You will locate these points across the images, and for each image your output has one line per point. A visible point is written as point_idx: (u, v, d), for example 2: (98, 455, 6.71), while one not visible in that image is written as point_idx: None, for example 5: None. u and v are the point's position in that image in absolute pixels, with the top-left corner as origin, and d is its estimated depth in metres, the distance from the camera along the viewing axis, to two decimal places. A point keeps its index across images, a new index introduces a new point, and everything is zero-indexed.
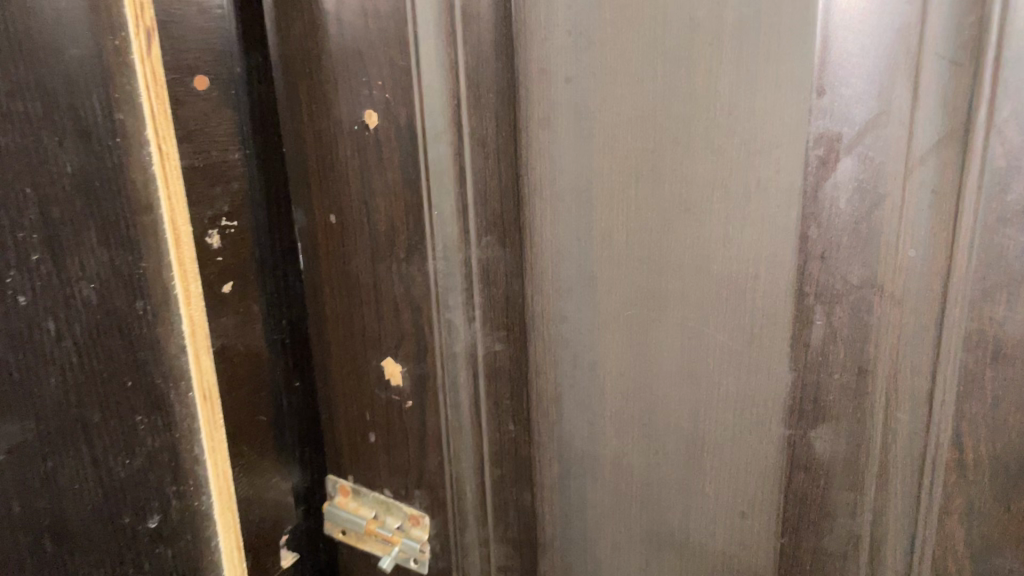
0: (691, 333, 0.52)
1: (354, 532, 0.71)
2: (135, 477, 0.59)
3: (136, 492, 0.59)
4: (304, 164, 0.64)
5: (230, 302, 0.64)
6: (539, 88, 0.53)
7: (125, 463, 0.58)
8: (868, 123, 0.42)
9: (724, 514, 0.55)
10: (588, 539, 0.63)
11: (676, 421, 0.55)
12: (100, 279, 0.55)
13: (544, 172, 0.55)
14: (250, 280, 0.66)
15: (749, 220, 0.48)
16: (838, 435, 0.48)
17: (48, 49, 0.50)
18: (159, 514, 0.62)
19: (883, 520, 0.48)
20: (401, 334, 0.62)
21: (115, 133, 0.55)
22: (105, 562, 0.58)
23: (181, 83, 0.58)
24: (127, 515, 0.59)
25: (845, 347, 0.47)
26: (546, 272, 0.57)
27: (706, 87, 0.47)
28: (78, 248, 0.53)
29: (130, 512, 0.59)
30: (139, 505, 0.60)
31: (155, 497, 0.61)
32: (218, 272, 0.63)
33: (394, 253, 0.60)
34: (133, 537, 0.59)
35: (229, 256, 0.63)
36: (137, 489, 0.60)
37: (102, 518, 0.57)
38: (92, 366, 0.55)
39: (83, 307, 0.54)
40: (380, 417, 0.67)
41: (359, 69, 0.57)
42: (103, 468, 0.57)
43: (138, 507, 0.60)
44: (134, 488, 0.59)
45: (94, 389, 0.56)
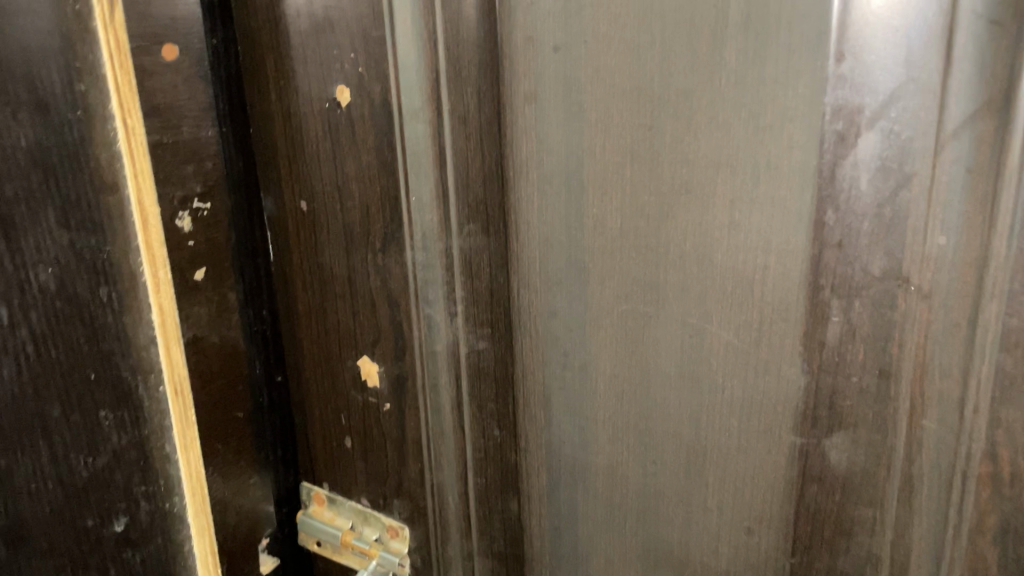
0: (691, 332, 0.47)
1: (329, 544, 0.66)
2: (100, 476, 0.56)
3: (100, 494, 0.56)
4: (271, 147, 0.58)
5: (206, 290, 0.59)
6: (524, 57, 0.48)
7: (89, 462, 0.55)
8: (892, 94, 0.37)
9: (729, 531, 0.50)
10: (578, 557, 0.57)
11: (675, 428, 0.50)
12: (59, 264, 0.51)
13: (530, 153, 0.49)
14: (227, 267, 0.60)
15: (757, 203, 0.43)
16: (856, 444, 0.43)
17: None
18: (127, 516, 0.58)
19: (905, 541, 0.44)
20: (378, 332, 0.57)
21: (76, 104, 0.50)
22: (66, 563, 0.55)
23: (147, 52, 0.52)
24: (92, 517, 0.55)
25: (865, 347, 0.42)
26: (533, 263, 0.52)
27: (709, 54, 0.42)
28: (34, 230, 0.50)
29: (94, 514, 0.56)
30: (105, 507, 0.56)
31: (122, 497, 0.57)
32: (191, 256, 0.57)
33: (371, 242, 0.55)
34: (96, 540, 0.56)
35: (204, 240, 0.58)
36: (102, 490, 0.56)
37: (62, 518, 0.54)
38: (51, 357, 0.52)
39: (39, 294, 0.51)
40: (356, 421, 0.62)
41: (330, 41, 0.51)
42: (63, 466, 0.54)
43: (103, 509, 0.56)
44: (99, 489, 0.56)
45: (53, 382, 0.52)
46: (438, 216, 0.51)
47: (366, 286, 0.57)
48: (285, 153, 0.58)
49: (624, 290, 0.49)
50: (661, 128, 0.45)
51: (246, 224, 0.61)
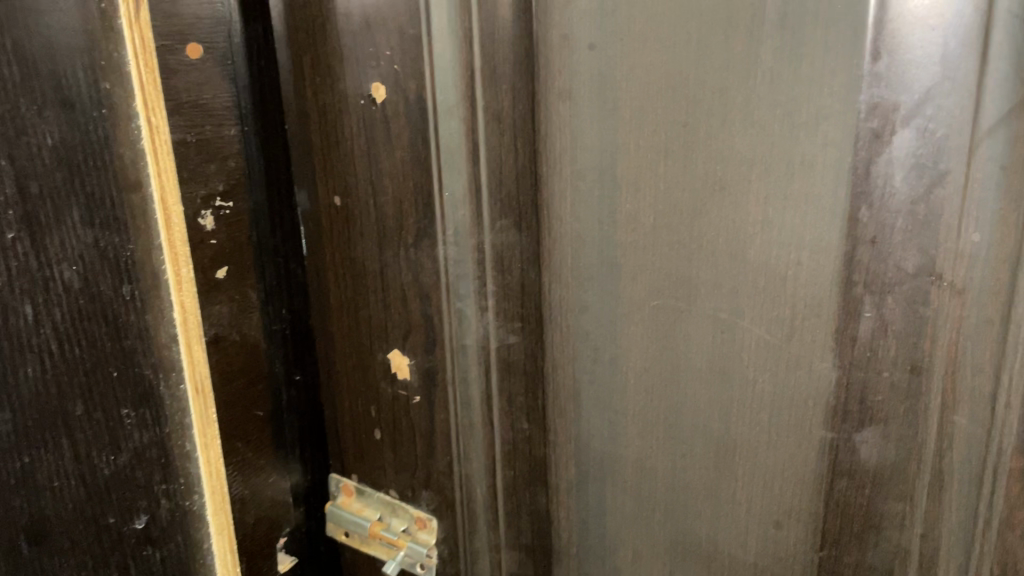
0: (723, 327, 0.48)
1: (356, 534, 0.67)
2: (121, 475, 0.55)
3: (121, 492, 0.55)
4: (308, 141, 0.59)
5: (225, 289, 0.60)
6: (560, 55, 0.48)
7: (110, 460, 0.55)
8: (928, 92, 0.38)
9: (758, 525, 0.50)
10: (605, 549, 0.58)
11: (705, 421, 0.50)
12: (83, 262, 0.51)
13: (564, 149, 0.50)
14: (246, 266, 0.61)
15: (791, 200, 0.43)
16: (886, 439, 0.44)
17: (26, 11, 0.46)
18: (147, 515, 0.58)
19: (935, 534, 0.44)
20: (408, 326, 0.58)
21: (100, 104, 0.50)
22: (87, 563, 0.55)
23: (172, 51, 0.54)
24: (113, 516, 0.55)
25: (897, 342, 0.42)
26: (565, 258, 0.52)
27: (746, 52, 0.42)
28: (59, 227, 0.49)
29: (114, 513, 0.55)
30: (125, 505, 0.56)
31: (143, 496, 0.57)
32: (212, 255, 0.59)
33: (401, 237, 0.56)
34: (117, 539, 0.56)
35: (225, 240, 0.59)
36: (122, 488, 0.56)
37: (84, 517, 0.54)
38: (74, 355, 0.52)
39: (64, 290, 0.50)
40: (385, 414, 0.62)
41: (365, 38, 0.52)
42: (85, 465, 0.53)
43: (123, 507, 0.56)
44: (120, 487, 0.55)
45: (76, 379, 0.52)
46: (470, 212, 0.51)
47: (397, 280, 0.57)
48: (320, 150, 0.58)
49: (653, 286, 0.50)
50: (696, 126, 0.45)
51: (273, 224, 0.62)
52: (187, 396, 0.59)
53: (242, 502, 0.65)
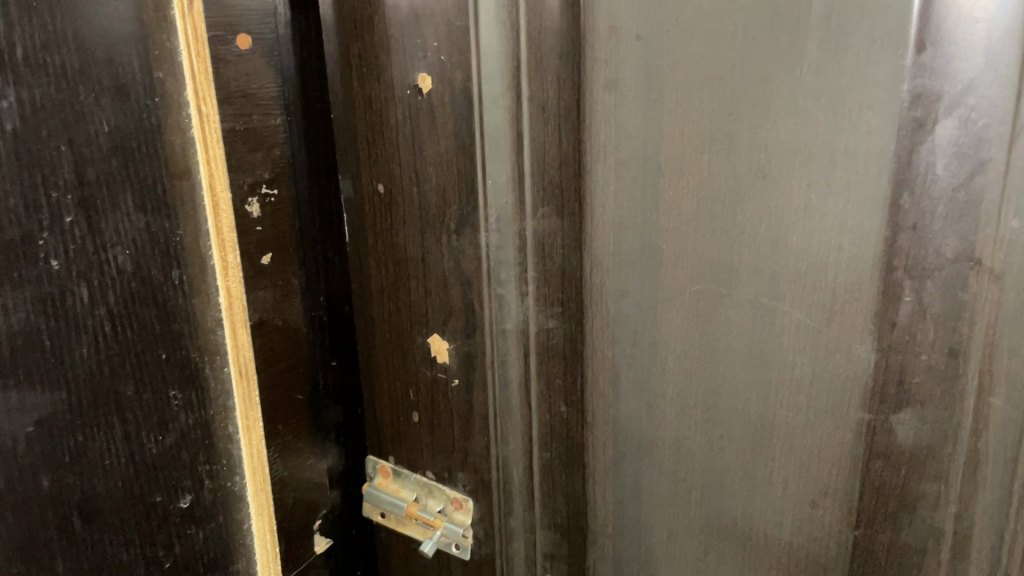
0: (764, 311, 0.49)
1: (394, 515, 0.68)
2: (168, 455, 0.57)
3: (167, 472, 0.57)
4: (351, 129, 0.61)
5: (268, 275, 0.61)
6: (607, 45, 0.50)
7: (158, 440, 0.56)
8: (971, 82, 0.39)
9: (794, 504, 0.52)
10: (642, 528, 0.59)
11: (743, 404, 0.52)
12: (135, 246, 0.52)
13: (608, 139, 0.52)
14: (288, 252, 0.63)
15: (833, 187, 0.45)
16: (922, 420, 0.45)
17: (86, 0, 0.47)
18: (192, 494, 0.59)
19: (969, 513, 0.45)
20: (449, 310, 0.59)
21: (153, 92, 0.52)
22: (135, 542, 0.56)
23: (222, 42, 0.55)
24: (160, 495, 0.57)
25: (935, 325, 0.43)
26: (607, 244, 0.54)
27: (791, 44, 0.44)
28: (113, 212, 0.51)
29: (161, 492, 0.57)
30: (171, 485, 0.57)
31: (187, 477, 0.58)
32: (256, 242, 0.60)
33: (444, 224, 0.57)
34: (163, 517, 0.57)
35: (268, 227, 0.61)
36: (168, 468, 0.57)
37: (133, 496, 0.55)
38: (126, 337, 0.53)
39: (117, 274, 0.52)
40: (424, 396, 0.64)
41: (413, 31, 0.54)
42: (134, 445, 0.54)
43: (170, 486, 0.57)
44: (166, 467, 0.57)
45: (127, 361, 0.53)
46: (514, 199, 0.53)
47: (439, 265, 0.59)
48: (363, 136, 0.60)
49: (691, 270, 0.51)
50: (740, 115, 0.46)
51: (309, 211, 0.63)
52: (231, 380, 0.60)
53: (283, 483, 0.66)
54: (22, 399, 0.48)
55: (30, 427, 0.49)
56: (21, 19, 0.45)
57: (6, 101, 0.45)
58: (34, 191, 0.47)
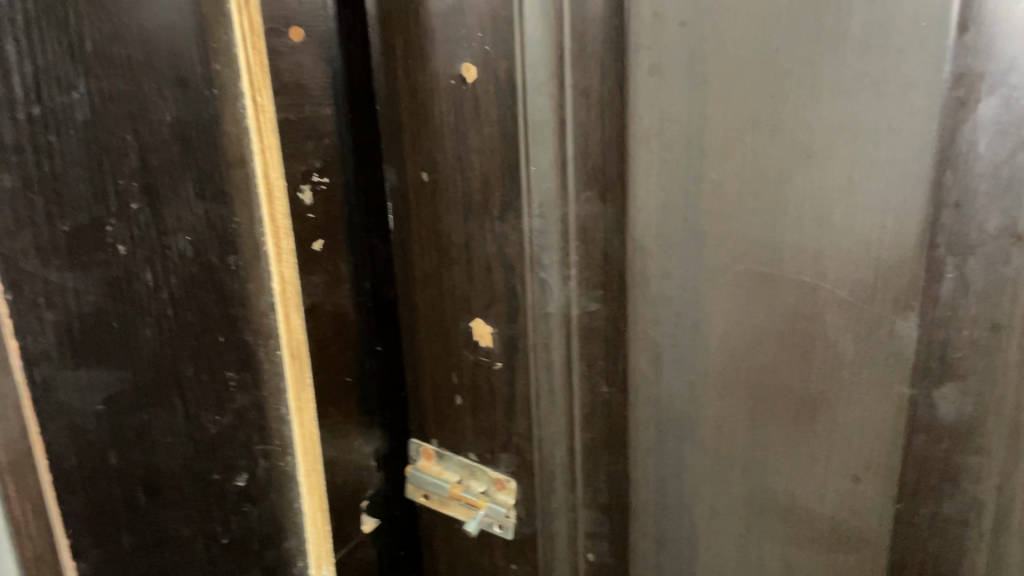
0: (806, 289, 0.50)
1: (436, 496, 0.70)
2: (226, 435, 0.58)
3: (225, 450, 0.58)
4: (396, 119, 0.62)
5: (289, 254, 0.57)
6: (652, 32, 0.51)
7: (216, 420, 0.57)
8: (1015, 60, 0.40)
9: (835, 480, 0.53)
10: (683, 504, 0.61)
11: (786, 381, 0.53)
12: (195, 232, 0.53)
13: (650, 121, 0.53)
14: (336, 235, 0.64)
15: (876, 165, 0.46)
16: (964, 395, 0.46)
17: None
18: (248, 474, 0.59)
19: (1011, 485, 0.47)
20: (492, 294, 0.61)
21: (212, 83, 0.51)
22: (193, 518, 0.58)
23: (277, 34, 0.57)
24: (217, 472, 0.58)
25: (977, 302, 0.44)
26: (650, 227, 0.56)
27: (835, 26, 0.45)
28: (174, 198, 0.52)
29: (220, 469, 0.58)
30: (228, 463, 0.58)
31: (244, 456, 0.59)
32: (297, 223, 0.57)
33: (488, 209, 0.59)
34: (221, 494, 0.58)
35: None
36: (227, 447, 0.58)
37: (192, 473, 0.57)
38: (186, 319, 0.54)
39: (177, 258, 0.53)
40: (466, 380, 0.65)
41: (456, 22, 0.55)
42: (194, 423, 0.56)
43: (227, 464, 0.58)
44: (224, 445, 0.58)
45: (187, 341, 0.55)
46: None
47: (484, 251, 0.60)
48: (409, 128, 0.61)
49: (733, 248, 0.53)
50: (784, 97, 0.48)
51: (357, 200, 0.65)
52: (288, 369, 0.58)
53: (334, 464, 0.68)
54: (90, 377, 0.52)
55: (99, 404, 0.53)
56: (91, 13, 0.47)
57: (77, 92, 0.48)
58: (102, 180, 0.50)
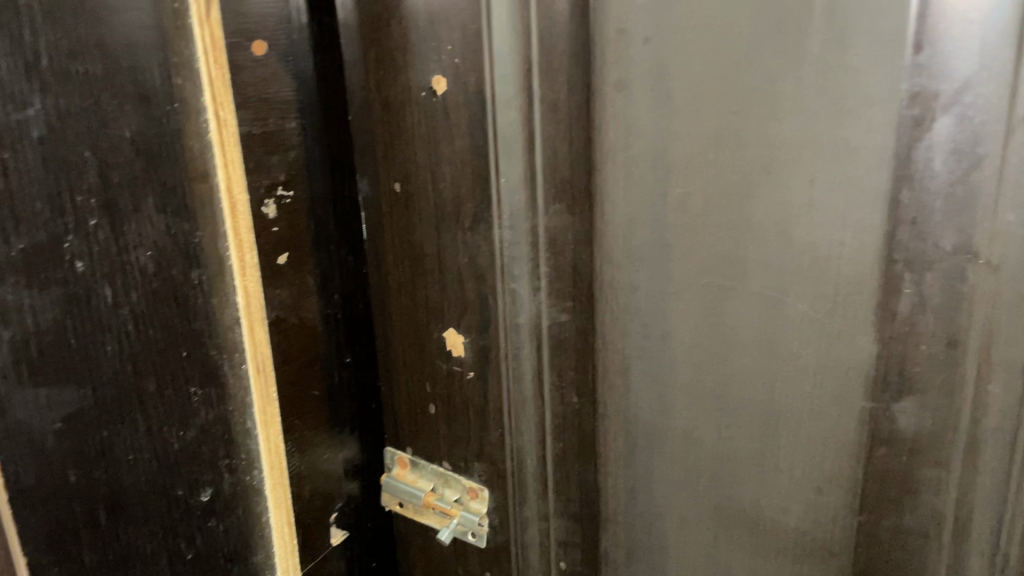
0: (770, 303, 0.51)
1: (411, 504, 0.70)
2: (189, 450, 0.56)
3: (190, 467, 0.56)
4: (369, 130, 0.61)
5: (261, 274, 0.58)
6: (615, 48, 0.51)
7: (180, 436, 0.55)
8: (966, 80, 0.41)
9: (800, 491, 0.53)
10: (653, 515, 0.61)
11: (750, 394, 0.53)
12: (157, 247, 0.52)
13: (618, 135, 0.53)
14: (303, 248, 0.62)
15: (836, 182, 0.46)
16: (923, 408, 0.47)
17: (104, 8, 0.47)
18: (212, 487, 0.58)
19: (969, 499, 0.47)
20: (464, 305, 0.60)
21: (173, 97, 0.51)
22: (158, 536, 0.55)
23: (240, 48, 0.54)
24: (182, 488, 0.56)
25: (934, 316, 0.45)
26: (616, 240, 0.55)
27: (795, 45, 0.45)
28: (135, 213, 0.50)
29: (184, 485, 0.56)
30: (193, 479, 0.57)
31: (208, 471, 0.58)
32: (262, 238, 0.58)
33: (458, 223, 0.58)
34: (186, 511, 0.57)
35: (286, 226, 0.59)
36: (191, 463, 0.57)
37: (157, 491, 0.55)
38: (148, 335, 0.53)
39: (139, 274, 0.51)
40: (441, 389, 0.65)
41: (427, 34, 0.55)
42: (158, 441, 0.54)
43: (191, 480, 0.57)
44: (188, 461, 0.56)
45: (150, 358, 0.53)
46: (526, 197, 0.55)
47: (455, 263, 0.60)
48: (380, 140, 0.60)
49: (699, 262, 0.53)
50: (747, 114, 0.48)
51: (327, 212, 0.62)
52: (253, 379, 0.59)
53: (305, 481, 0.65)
54: (50, 396, 0.49)
55: (59, 423, 0.50)
56: (46, 29, 0.45)
57: (32, 109, 0.45)
58: (60, 196, 0.47)
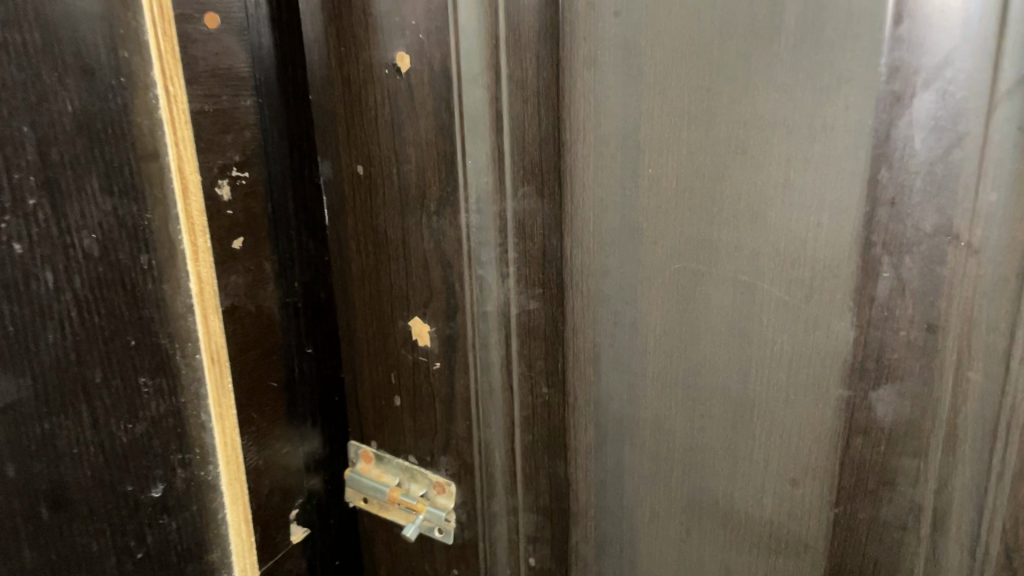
0: (743, 289, 0.49)
1: (375, 500, 0.66)
2: (139, 444, 0.53)
3: (139, 461, 0.53)
4: (330, 110, 0.58)
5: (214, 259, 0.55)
6: (586, 22, 0.49)
7: (128, 429, 0.52)
8: (948, 54, 0.39)
9: (774, 483, 0.52)
10: (624, 509, 0.59)
11: (723, 383, 0.51)
12: (101, 228, 0.49)
13: (587, 115, 0.51)
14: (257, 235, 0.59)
15: (812, 161, 0.44)
16: (901, 396, 0.46)
17: None
18: (163, 483, 0.55)
19: (948, 489, 0.46)
20: (430, 292, 0.58)
21: (119, 71, 0.48)
22: (105, 534, 0.52)
23: (188, 21, 0.51)
24: (131, 484, 0.53)
25: (913, 301, 0.44)
26: (586, 224, 0.53)
27: (770, 19, 0.43)
28: (78, 192, 0.47)
29: (133, 481, 0.53)
30: (143, 474, 0.54)
31: (159, 465, 0.55)
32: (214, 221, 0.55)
33: (422, 206, 0.56)
34: (135, 508, 0.54)
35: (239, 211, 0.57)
36: (141, 457, 0.53)
37: (103, 487, 0.52)
38: (92, 322, 0.50)
39: (83, 257, 0.48)
40: (406, 380, 0.62)
41: (389, 8, 0.52)
42: (104, 434, 0.51)
43: (141, 476, 0.54)
44: (137, 456, 0.53)
45: (94, 346, 0.50)
46: (494, 179, 0.53)
47: (420, 248, 0.57)
48: (342, 122, 0.58)
49: (671, 247, 0.51)
50: (718, 91, 0.46)
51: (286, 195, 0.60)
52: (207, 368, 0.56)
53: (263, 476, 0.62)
54: None
55: None
56: None
57: None
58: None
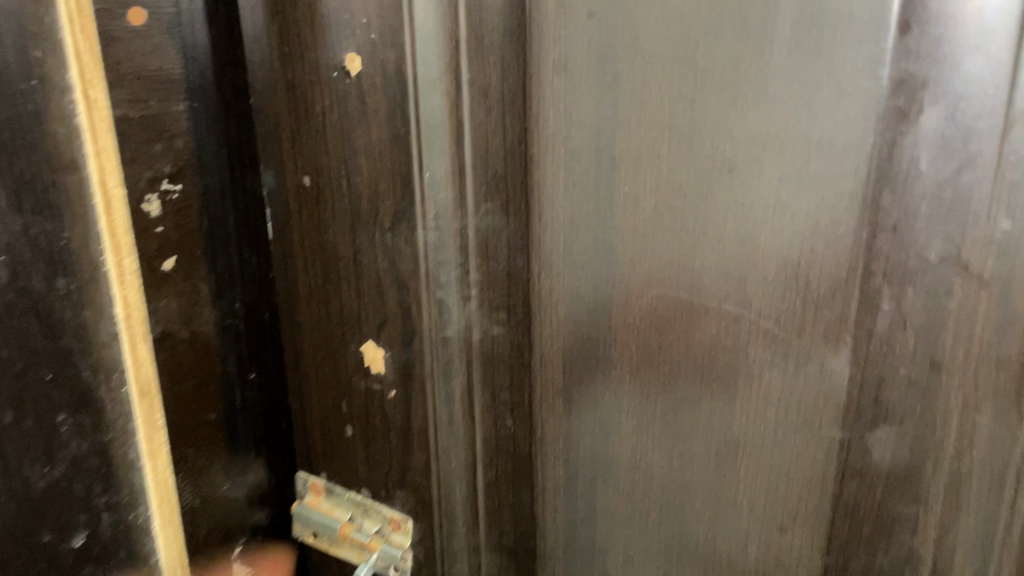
0: (728, 319, 0.44)
1: (326, 536, 0.62)
2: (55, 490, 0.48)
3: (57, 508, 0.48)
4: (270, 114, 0.53)
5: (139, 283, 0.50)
6: (555, 24, 0.45)
7: (43, 474, 0.47)
8: (960, 67, 0.35)
9: (760, 528, 0.48)
10: (596, 549, 0.55)
11: (706, 420, 0.47)
12: (7, 253, 0.43)
13: (556, 126, 0.46)
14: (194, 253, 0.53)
15: (806, 182, 0.40)
16: (901, 440, 0.41)
17: None
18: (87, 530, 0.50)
19: (950, 539, 0.42)
20: (384, 316, 0.53)
21: (29, 72, 0.43)
22: None
23: (111, 17, 0.46)
24: (48, 533, 0.48)
25: (916, 336, 0.40)
26: (557, 245, 0.49)
27: (761, 24, 0.39)
28: None
29: (50, 529, 0.48)
30: (61, 521, 0.48)
31: (81, 510, 0.49)
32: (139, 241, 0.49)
33: (374, 221, 0.51)
34: (52, 559, 0.48)
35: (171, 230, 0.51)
36: (59, 504, 0.48)
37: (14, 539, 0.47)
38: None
39: None
40: (359, 410, 0.57)
41: (338, 4, 0.47)
42: (14, 482, 0.46)
43: (59, 524, 0.48)
44: (55, 503, 0.48)
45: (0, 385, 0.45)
46: (453, 193, 0.48)
47: (372, 267, 0.52)
48: (285, 129, 0.52)
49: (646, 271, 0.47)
50: (704, 104, 0.42)
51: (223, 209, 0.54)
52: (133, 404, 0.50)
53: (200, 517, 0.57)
54: None
55: None
56: None
57: None
58: None
